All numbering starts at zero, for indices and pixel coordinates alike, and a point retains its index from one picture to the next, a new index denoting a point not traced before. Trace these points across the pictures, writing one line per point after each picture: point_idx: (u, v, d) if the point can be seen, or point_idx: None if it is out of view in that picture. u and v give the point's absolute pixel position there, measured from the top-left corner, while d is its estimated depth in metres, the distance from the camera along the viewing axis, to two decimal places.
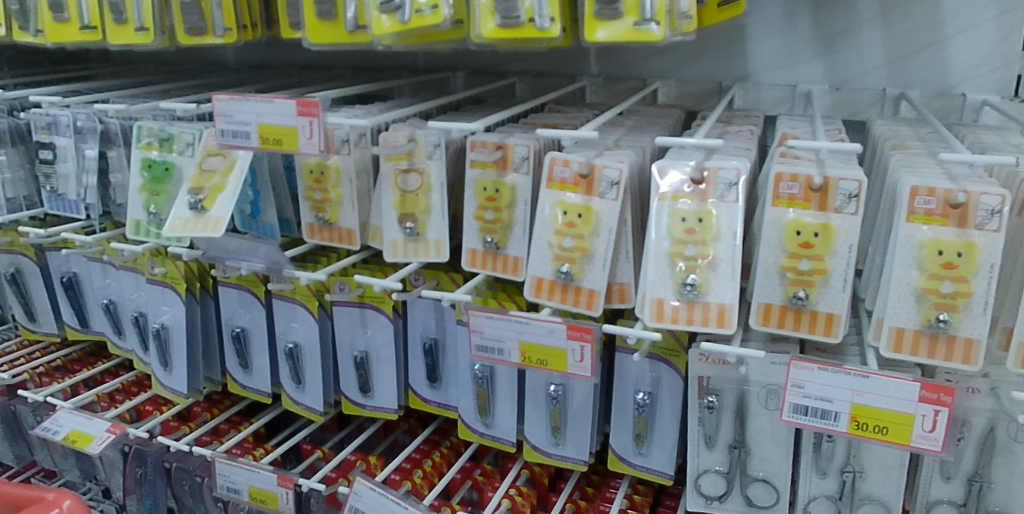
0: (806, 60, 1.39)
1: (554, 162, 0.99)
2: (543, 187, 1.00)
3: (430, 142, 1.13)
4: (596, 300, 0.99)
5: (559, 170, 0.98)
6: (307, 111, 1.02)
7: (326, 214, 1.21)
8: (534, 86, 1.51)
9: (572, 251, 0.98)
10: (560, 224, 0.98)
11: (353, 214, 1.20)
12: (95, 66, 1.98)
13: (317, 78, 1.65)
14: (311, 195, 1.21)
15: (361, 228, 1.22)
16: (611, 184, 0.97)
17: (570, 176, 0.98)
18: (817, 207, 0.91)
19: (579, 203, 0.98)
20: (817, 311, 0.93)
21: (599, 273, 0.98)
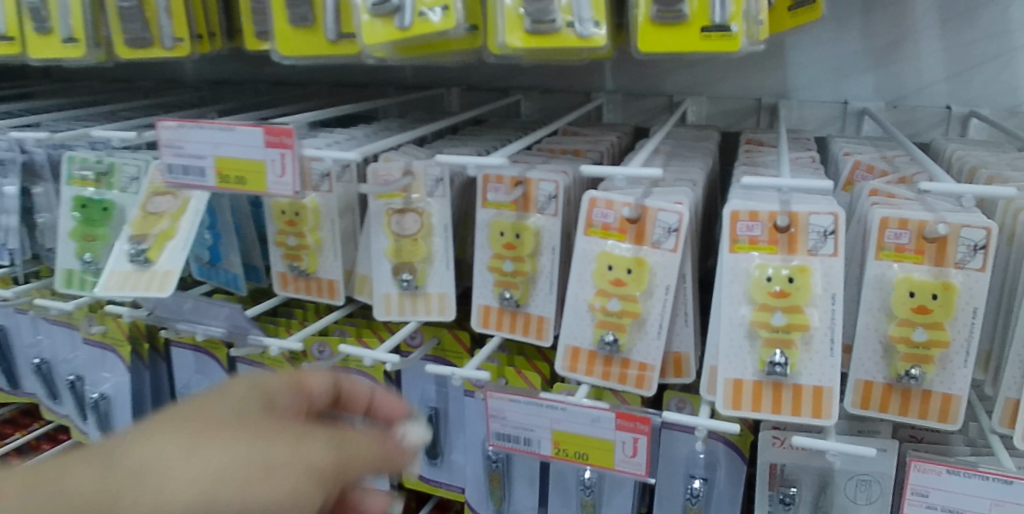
0: (855, 74, 1.19)
1: (593, 203, 0.79)
2: (580, 235, 0.79)
3: (431, 176, 0.92)
4: (645, 377, 0.79)
5: (600, 212, 0.78)
6: (278, 141, 0.81)
7: (302, 263, 0.99)
8: (542, 104, 1.31)
9: (619, 317, 0.78)
10: (604, 281, 0.78)
11: (335, 262, 0.98)
12: (32, 83, 1.74)
13: (289, 96, 1.44)
14: (283, 240, 0.99)
15: (346, 278, 1.00)
16: (667, 231, 0.77)
17: (615, 220, 0.78)
18: (932, 261, 0.71)
19: (628, 256, 0.77)
20: (930, 393, 0.74)
21: (653, 342, 0.79)
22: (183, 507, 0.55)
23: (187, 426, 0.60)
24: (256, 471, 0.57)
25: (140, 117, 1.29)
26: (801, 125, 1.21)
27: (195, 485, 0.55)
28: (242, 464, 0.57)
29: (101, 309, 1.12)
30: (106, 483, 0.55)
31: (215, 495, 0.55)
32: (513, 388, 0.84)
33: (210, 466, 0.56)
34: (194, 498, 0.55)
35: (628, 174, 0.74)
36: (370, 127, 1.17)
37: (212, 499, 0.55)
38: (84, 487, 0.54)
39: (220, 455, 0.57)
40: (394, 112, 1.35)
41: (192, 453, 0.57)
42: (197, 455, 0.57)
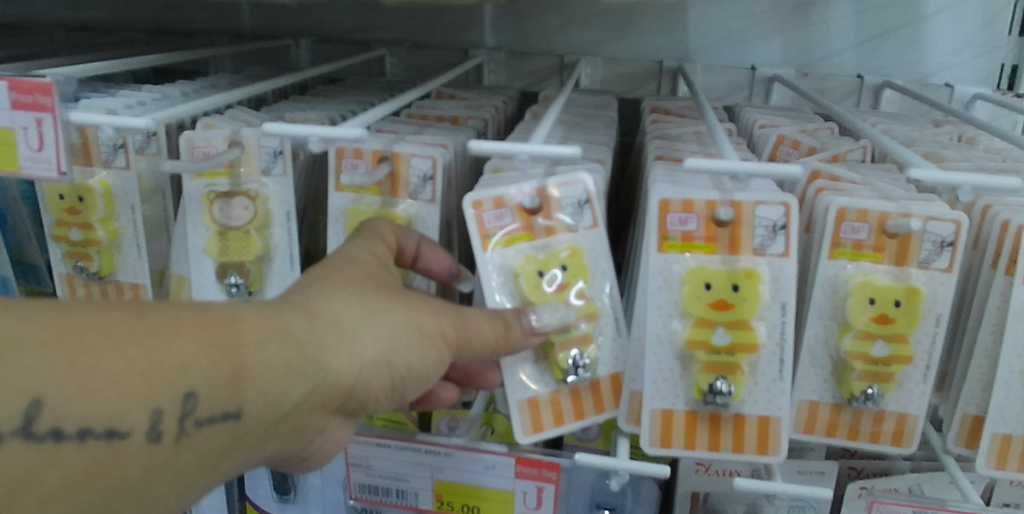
0: (763, 36, 1.07)
1: (478, 207, 0.59)
2: (477, 252, 0.59)
3: (267, 148, 0.70)
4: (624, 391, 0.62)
5: (490, 215, 0.59)
6: (31, 101, 0.58)
7: (90, 264, 0.74)
8: (411, 62, 1.10)
9: (577, 328, 0.59)
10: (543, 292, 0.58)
11: (138, 261, 0.74)
12: None
13: (85, 43, 1.12)
14: (64, 235, 0.73)
15: (155, 281, 0.77)
16: (578, 207, 0.60)
17: (510, 219, 0.59)
18: (892, 260, 0.59)
19: (548, 253, 0.59)
20: (884, 413, 0.62)
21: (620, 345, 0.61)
22: (367, 361, 0.52)
23: (364, 283, 0.54)
24: (422, 337, 0.54)
25: None
26: (706, 93, 1.06)
27: (379, 342, 0.53)
28: (407, 325, 0.54)
29: None
30: (308, 314, 0.51)
31: (391, 361, 0.53)
32: (381, 427, 0.65)
33: (384, 325, 0.53)
34: (377, 357, 0.52)
35: (529, 152, 0.56)
36: (192, 85, 0.91)
37: (390, 360, 0.53)
38: (300, 330, 0.49)
39: (399, 322, 0.53)
40: (229, 65, 1.09)
41: (370, 310, 0.53)
42: (373, 312, 0.53)
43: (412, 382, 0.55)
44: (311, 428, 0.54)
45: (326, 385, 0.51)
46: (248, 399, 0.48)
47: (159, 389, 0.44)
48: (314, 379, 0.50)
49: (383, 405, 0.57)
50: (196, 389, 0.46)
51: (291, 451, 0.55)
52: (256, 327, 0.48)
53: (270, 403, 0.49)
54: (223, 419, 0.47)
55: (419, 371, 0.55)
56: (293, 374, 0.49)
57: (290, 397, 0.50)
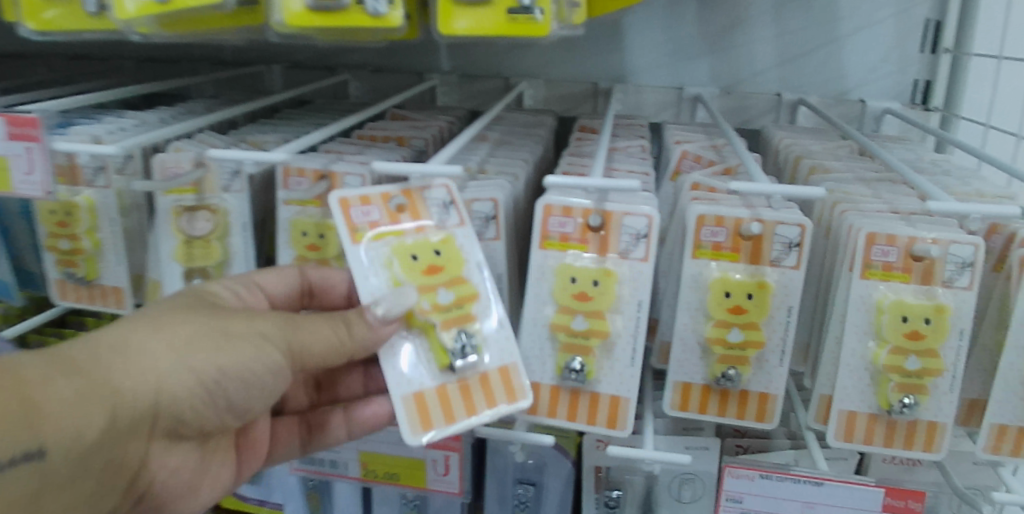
0: (691, 58, 1.17)
1: (346, 204, 0.68)
2: (348, 245, 0.67)
3: (226, 169, 0.78)
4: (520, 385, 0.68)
5: (357, 212, 0.68)
6: (21, 132, 0.69)
7: (78, 270, 0.85)
8: (373, 85, 1.21)
9: (459, 307, 0.67)
10: (418, 275, 0.67)
11: (119, 267, 0.85)
12: None
13: (84, 73, 1.23)
14: (55, 245, 0.84)
15: (134, 285, 0.88)
16: (445, 207, 0.69)
17: (379, 217, 0.69)
18: (748, 259, 0.69)
19: (422, 241, 0.68)
20: (747, 392, 0.72)
21: (502, 337, 0.68)
22: (168, 371, 0.61)
23: (152, 312, 0.63)
24: (222, 341, 0.63)
25: None
26: (639, 111, 1.17)
27: (173, 354, 0.61)
28: (201, 334, 0.62)
29: None
30: (100, 350, 0.59)
31: (194, 369, 0.61)
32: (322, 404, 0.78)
33: (187, 341, 0.62)
34: (175, 367, 0.61)
35: (424, 173, 0.67)
36: (171, 111, 1.02)
37: (191, 365, 0.61)
38: (84, 364, 0.57)
39: (190, 334, 0.62)
40: (210, 90, 1.20)
41: (159, 328, 0.61)
42: (167, 334, 0.61)
43: (230, 386, 0.64)
44: (129, 452, 0.62)
45: (129, 405, 0.59)
46: (48, 433, 0.54)
47: None
48: (112, 403, 0.58)
49: (203, 418, 0.66)
50: None
51: (119, 481, 0.64)
52: (39, 369, 0.55)
53: (72, 434, 0.56)
54: (27, 458, 0.54)
55: (238, 371, 0.63)
56: (88, 403, 0.56)
57: (91, 424, 0.57)
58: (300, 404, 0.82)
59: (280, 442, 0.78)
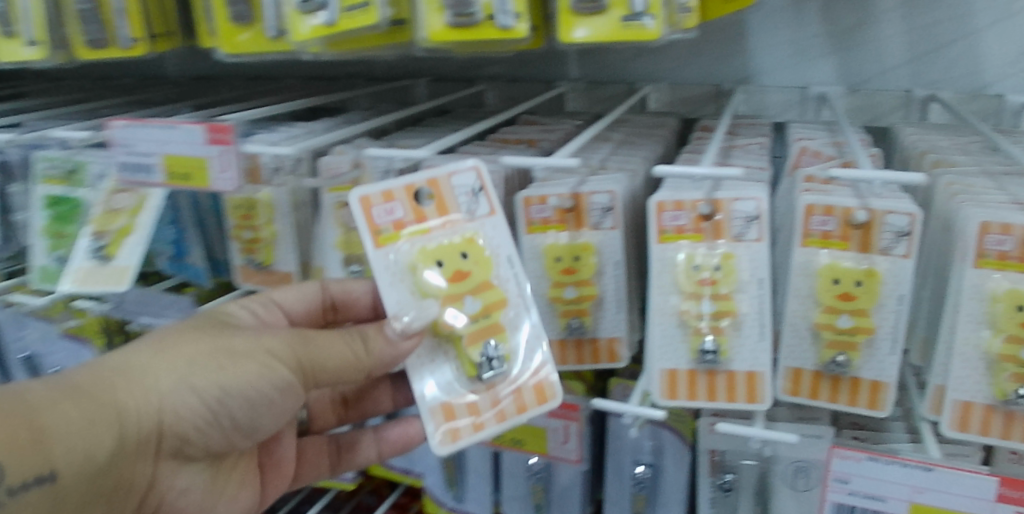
0: (816, 58, 1.18)
1: (367, 203, 0.72)
2: (370, 248, 0.72)
3: (378, 168, 0.88)
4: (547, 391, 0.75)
5: (378, 210, 0.73)
6: (219, 137, 0.77)
7: (258, 256, 0.95)
8: (507, 93, 1.30)
9: (487, 316, 0.73)
10: (445, 282, 0.72)
11: (291, 254, 0.94)
12: (31, 81, 1.61)
13: (263, 91, 1.34)
14: (239, 234, 0.95)
15: (303, 272, 0.96)
16: (471, 195, 0.75)
17: (399, 213, 0.73)
18: (858, 247, 0.72)
19: (448, 243, 0.73)
20: (859, 379, 0.74)
21: (530, 339, 0.75)
22: (167, 390, 0.73)
23: (157, 336, 0.75)
24: (220, 360, 0.73)
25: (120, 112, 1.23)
26: (760, 112, 1.20)
27: (173, 374, 0.73)
28: (195, 357, 0.73)
29: (72, 303, 1.09)
30: (111, 378, 0.71)
31: (191, 387, 0.73)
32: None
33: (191, 364, 0.73)
34: (173, 386, 0.73)
35: (549, 165, 0.75)
36: (331, 120, 1.15)
37: (190, 383, 0.73)
38: (92, 389, 0.70)
39: (187, 356, 0.73)
40: (365, 102, 1.32)
41: (160, 351, 0.73)
42: (170, 360, 0.73)
43: (231, 403, 0.75)
44: (138, 464, 0.76)
45: (132, 424, 0.72)
46: (60, 452, 0.68)
47: None
48: (116, 423, 0.71)
49: (205, 434, 0.78)
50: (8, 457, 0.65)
51: (133, 490, 0.78)
52: (50, 394, 0.68)
53: (81, 452, 0.69)
54: (43, 478, 0.67)
55: (239, 389, 0.74)
56: (93, 423, 0.69)
57: (96, 442, 0.70)
58: (328, 422, 1.00)
59: (310, 462, 0.97)
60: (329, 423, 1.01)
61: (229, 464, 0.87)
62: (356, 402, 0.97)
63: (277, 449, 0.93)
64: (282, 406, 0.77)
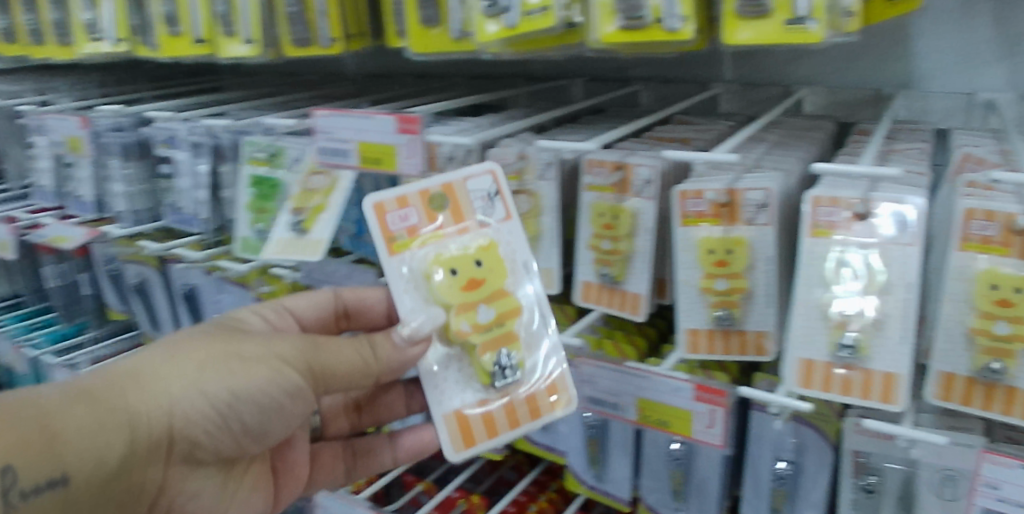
0: (986, 64, 1.13)
1: (384, 212, 0.83)
2: (387, 255, 0.83)
3: (542, 160, 0.95)
4: (562, 393, 0.84)
5: (393, 219, 0.84)
6: (406, 127, 0.87)
7: None
8: (661, 94, 1.34)
9: (500, 325, 0.83)
10: (457, 290, 0.81)
11: None
12: (224, 72, 1.75)
13: (433, 88, 1.43)
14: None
15: None
16: (487, 198, 0.85)
17: (413, 220, 0.84)
18: (1019, 254, 0.71)
19: (464, 254, 0.82)
20: (1015, 389, 0.73)
21: (546, 354, 0.85)
22: (178, 395, 0.78)
23: (169, 344, 0.80)
24: (230, 368, 0.79)
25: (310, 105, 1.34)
26: (921, 118, 1.17)
27: (185, 379, 0.78)
28: (203, 364, 0.79)
29: (268, 270, 1.21)
30: (123, 384, 0.76)
31: (202, 392, 0.79)
32: (605, 356, 0.88)
33: (201, 370, 0.79)
34: (185, 391, 0.78)
35: (709, 159, 0.81)
36: (498, 115, 1.21)
37: (201, 389, 0.79)
38: (107, 394, 0.75)
39: (195, 365, 0.79)
40: (524, 101, 1.38)
41: (172, 356, 0.79)
42: (181, 368, 0.78)
43: (241, 407, 0.81)
44: (148, 467, 0.81)
45: (145, 427, 0.77)
46: (76, 452, 0.72)
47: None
48: (130, 425, 0.75)
49: (215, 437, 0.84)
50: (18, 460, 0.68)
51: (143, 492, 0.83)
52: (63, 398, 0.73)
53: (97, 456, 0.73)
54: (57, 479, 0.71)
55: (249, 394, 0.80)
56: (108, 425, 0.74)
57: (113, 444, 0.75)
58: (341, 428, 1.09)
59: (322, 466, 1.07)
60: (342, 429, 1.10)
61: (237, 468, 0.95)
62: (369, 406, 1.08)
63: (287, 453, 1.01)
64: (292, 410, 0.85)
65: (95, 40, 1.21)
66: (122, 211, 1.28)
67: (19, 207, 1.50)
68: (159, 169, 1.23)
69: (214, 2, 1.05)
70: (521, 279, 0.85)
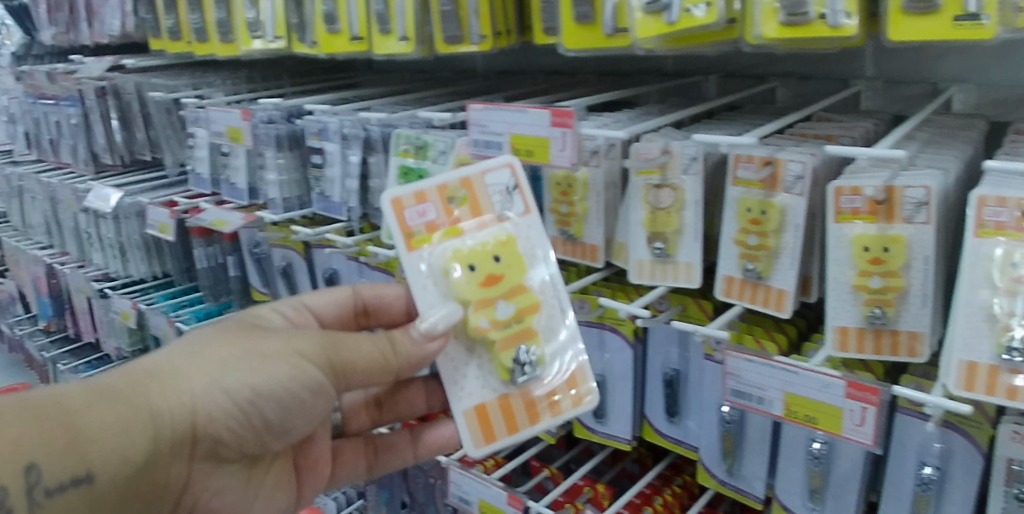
0: None
1: (404, 210, 0.87)
2: (407, 251, 0.87)
3: (686, 155, 0.95)
4: (585, 389, 0.89)
5: (412, 215, 0.87)
6: (561, 121, 0.89)
7: (571, 229, 1.06)
8: (798, 91, 1.32)
9: (516, 322, 0.86)
10: (476, 285, 0.85)
11: (599, 229, 1.04)
12: (361, 70, 1.86)
13: (562, 84, 1.47)
14: (556, 208, 1.06)
15: (606, 244, 1.07)
16: (505, 193, 0.89)
17: (431, 216, 0.88)
18: None
19: (483, 249, 0.86)
20: None
21: (457, 349, 0.88)
22: (201, 392, 0.78)
23: (189, 345, 0.81)
24: (252, 364, 0.80)
25: (449, 100, 1.40)
26: None
27: (208, 377, 0.79)
28: (223, 362, 0.80)
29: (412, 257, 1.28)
30: (146, 382, 0.76)
31: (225, 389, 0.79)
32: (751, 349, 0.89)
33: (224, 366, 0.80)
34: (208, 389, 0.79)
35: (872, 154, 0.80)
36: (635, 111, 1.21)
37: (223, 385, 0.79)
38: (131, 392, 0.75)
39: (215, 363, 0.80)
40: (654, 99, 1.39)
41: (193, 355, 0.80)
42: (204, 365, 0.79)
43: (263, 404, 0.81)
44: (167, 468, 0.81)
45: (168, 425, 0.76)
46: (99, 451, 0.71)
47: (17, 456, 0.65)
48: (154, 423, 0.75)
49: (239, 436, 0.84)
50: (37, 460, 0.67)
51: (164, 493, 0.83)
52: (85, 396, 0.72)
53: (120, 454, 0.72)
54: (77, 480, 0.70)
55: (271, 391, 0.81)
56: (132, 422, 0.73)
57: (136, 442, 0.74)
58: (362, 424, 1.11)
59: (345, 463, 1.09)
60: (363, 426, 1.11)
61: (262, 466, 0.97)
62: (390, 403, 1.09)
63: (310, 451, 1.03)
64: (312, 406, 0.85)
65: (255, 37, 1.30)
66: (275, 198, 1.37)
67: (180, 195, 1.67)
68: (311, 158, 1.31)
69: (373, 1, 1.11)
70: (540, 275, 0.89)
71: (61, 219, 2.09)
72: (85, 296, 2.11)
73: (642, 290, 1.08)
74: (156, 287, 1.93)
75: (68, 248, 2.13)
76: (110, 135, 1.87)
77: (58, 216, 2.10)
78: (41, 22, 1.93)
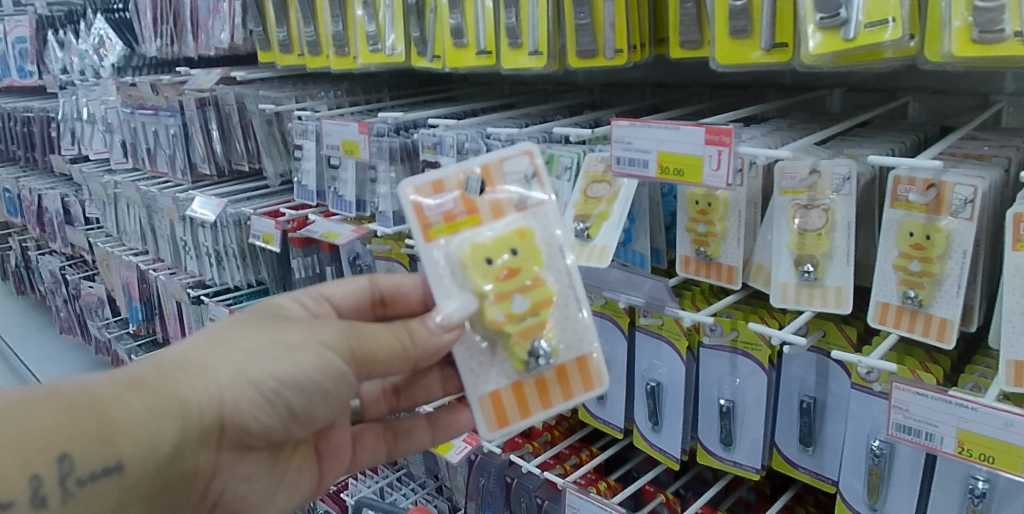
0: None
1: (419, 199, 0.81)
2: (422, 240, 0.81)
3: (838, 175, 0.91)
4: (597, 375, 0.85)
5: (428, 204, 0.82)
6: (717, 139, 0.86)
7: (708, 249, 1.02)
8: (931, 109, 1.26)
9: (533, 313, 0.81)
10: (493, 279, 0.80)
11: (737, 250, 1.00)
12: (458, 84, 1.85)
13: (674, 98, 1.43)
14: (692, 227, 1.03)
15: (743, 265, 1.03)
16: (524, 181, 0.84)
17: (449, 206, 0.82)
18: None
19: (499, 243, 0.80)
20: None
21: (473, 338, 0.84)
22: (226, 382, 0.75)
23: (214, 335, 0.78)
24: (277, 354, 0.76)
25: (561, 115, 1.38)
26: None
27: (235, 368, 0.75)
28: (245, 353, 0.76)
29: None
30: (174, 373, 0.73)
31: (250, 380, 0.75)
32: (920, 382, 0.85)
33: (248, 356, 0.76)
34: (233, 380, 0.75)
35: None
36: (763, 126, 1.17)
37: (248, 375, 0.75)
38: (155, 382, 0.72)
39: (239, 355, 0.76)
40: (774, 114, 1.36)
41: (217, 348, 0.76)
42: (227, 354, 0.76)
43: (289, 394, 0.77)
44: (195, 457, 0.78)
45: (196, 415, 0.73)
46: (128, 442, 0.69)
47: (47, 448, 0.65)
48: (181, 415, 0.72)
49: (266, 426, 0.80)
50: (68, 451, 0.66)
51: (197, 479, 0.81)
52: (112, 386, 0.70)
53: (149, 444, 0.70)
54: (107, 471, 0.68)
55: (296, 380, 0.76)
56: (160, 413, 0.71)
57: (164, 432, 0.71)
58: (380, 411, 1.03)
59: (366, 448, 1.02)
60: (381, 412, 1.03)
61: (286, 453, 0.94)
62: (409, 389, 1.00)
63: (332, 438, 0.99)
64: (337, 396, 0.80)
65: (374, 51, 1.30)
66: (386, 210, 1.36)
67: (285, 206, 1.70)
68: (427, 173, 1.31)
69: (504, 15, 1.09)
70: (559, 266, 0.84)
71: (157, 225, 2.14)
72: (176, 302, 2.14)
73: (782, 314, 1.05)
74: (249, 294, 1.94)
75: (162, 255, 2.18)
76: (209, 144, 1.90)
77: (154, 223, 2.15)
78: (147, 34, 1.97)
